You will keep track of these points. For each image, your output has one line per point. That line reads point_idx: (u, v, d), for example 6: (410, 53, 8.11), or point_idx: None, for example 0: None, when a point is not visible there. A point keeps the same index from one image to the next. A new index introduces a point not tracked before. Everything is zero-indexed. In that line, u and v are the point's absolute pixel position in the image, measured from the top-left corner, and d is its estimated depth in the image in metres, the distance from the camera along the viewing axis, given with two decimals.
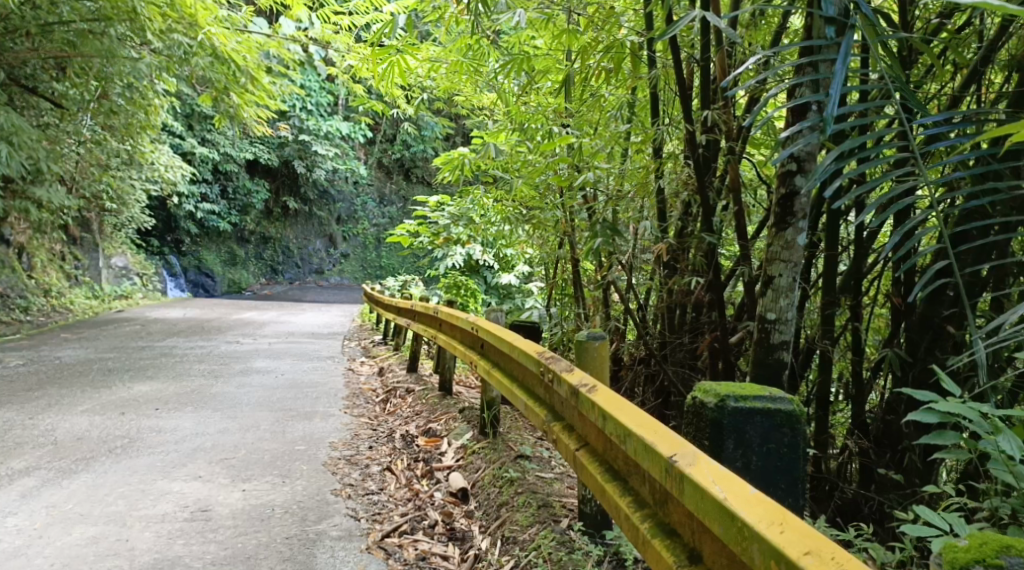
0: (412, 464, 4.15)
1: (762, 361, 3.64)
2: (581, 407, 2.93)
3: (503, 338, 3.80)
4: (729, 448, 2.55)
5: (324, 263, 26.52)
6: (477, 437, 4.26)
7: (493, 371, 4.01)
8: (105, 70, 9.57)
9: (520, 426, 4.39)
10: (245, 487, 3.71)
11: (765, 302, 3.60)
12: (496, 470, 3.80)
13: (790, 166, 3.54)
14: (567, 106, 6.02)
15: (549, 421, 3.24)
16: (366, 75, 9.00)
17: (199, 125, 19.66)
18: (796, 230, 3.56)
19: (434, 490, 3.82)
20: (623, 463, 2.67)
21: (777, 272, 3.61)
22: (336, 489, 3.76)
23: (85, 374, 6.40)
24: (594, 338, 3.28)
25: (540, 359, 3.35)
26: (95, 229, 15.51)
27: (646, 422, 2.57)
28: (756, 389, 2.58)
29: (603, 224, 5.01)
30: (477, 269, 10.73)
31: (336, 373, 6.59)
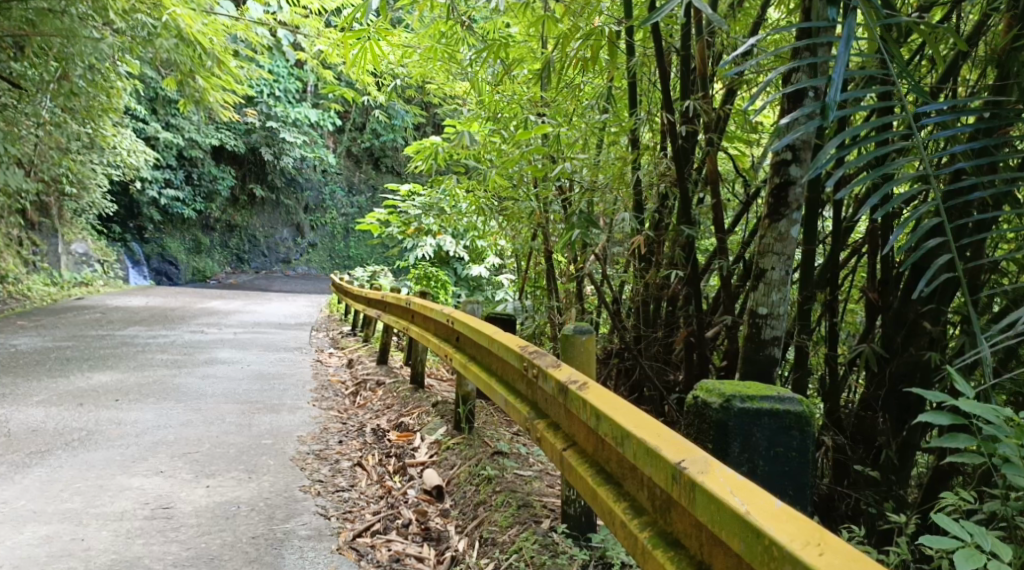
0: (383, 460, 4.04)
1: (752, 358, 3.56)
2: (570, 406, 2.85)
3: (482, 331, 3.71)
4: (735, 451, 2.50)
5: (290, 252, 26.22)
6: (451, 433, 4.16)
7: (469, 364, 3.92)
8: (66, 51, 9.30)
9: (496, 422, 4.31)
10: (209, 483, 3.59)
11: (756, 296, 3.55)
12: (472, 468, 3.72)
13: (785, 155, 3.50)
14: (542, 96, 5.92)
15: (533, 419, 3.15)
16: (336, 61, 8.84)
17: (164, 110, 19.28)
18: (789, 221, 3.51)
19: (408, 488, 3.71)
20: (619, 465, 2.58)
21: (769, 266, 3.56)
22: (305, 486, 3.65)
23: (42, 363, 6.19)
24: (580, 332, 3.20)
25: (523, 354, 3.25)
26: (55, 214, 15.13)
27: (646, 424, 2.48)
28: (763, 390, 2.53)
29: (580, 215, 4.91)
30: (447, 260, 10.62)
31: (304, 364, 6.45)
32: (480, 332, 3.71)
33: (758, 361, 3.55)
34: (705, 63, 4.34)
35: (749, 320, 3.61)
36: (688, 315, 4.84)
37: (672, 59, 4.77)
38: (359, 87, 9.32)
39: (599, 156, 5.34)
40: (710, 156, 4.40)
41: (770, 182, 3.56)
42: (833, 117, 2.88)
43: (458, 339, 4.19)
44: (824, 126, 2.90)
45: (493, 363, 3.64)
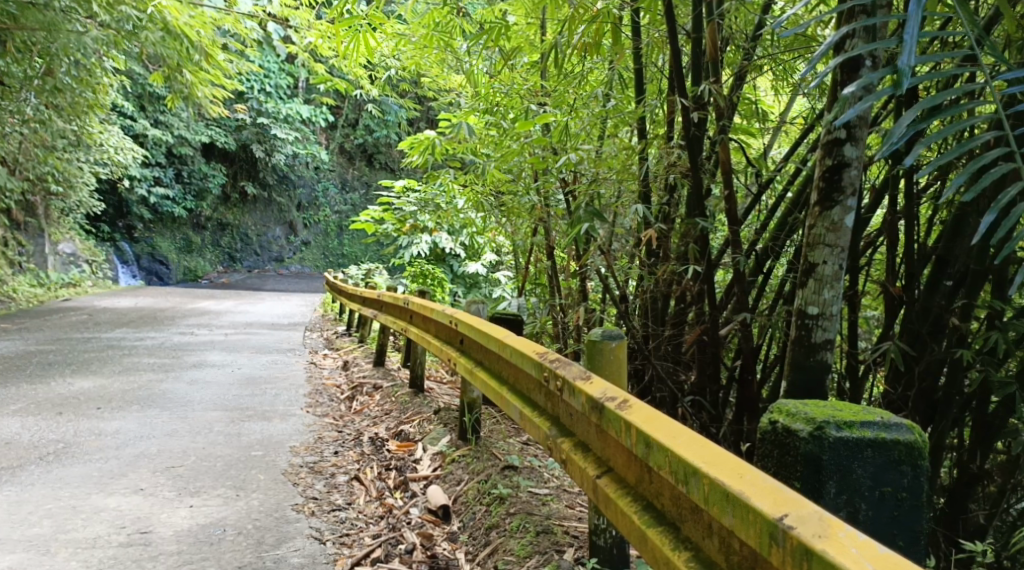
0: (383, 473, 3.80)
1: (801, 365, 3.24)
2: (609, 426, 2.58)
3: (494, 336, 3.44)
4: (832, 493, 2.26)
5: (284, 251, 25.90)
6: (456, 444, 3.92)
7: (476, 371, 3.68)
8: (50, 47, 9.05)
9: (503, 431, 4.08)
10: (193, 503, 3.34)
11: (805, 294, 3.25)
12: (481, 485, 3.49)
13: (838, 133, 3.18)
14: (542, 85, 5.67)
15: (559, 438, 2.89)
16: (327, 53, 8.59)
17: (152, 106, 18.99)
18: (843, 209, 3.19)
19: (411, 507, 3.47)
20: (675, 502, 2.31)
21: (820, 260, 3.24)
22: (297, 504, 3.40)
23: (22, 369, 5.93)
24: (610, 338, 2.93)
25: (546, 363, 2.99)
26: (41, 214, 14.82)
27: (723, 462, 2.20)
28: (861, 415, 2.29)
29: (586, 208, 4.63)
30: (443, 258, 10.35)
31: (297, 367, 6.20)
32: (490, 337, 3.47)
33: (807, 367, 3.23)
34: (715, 48, 4.14)
35: (797, 322, 3.29)
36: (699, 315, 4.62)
37: (683, 42, 4.53)
38: (352, 79, 9.08)
39: (605, 147, 5.08)
40: (723, 144, 4.19)
41: (821, 164, 3.24)
42: (907, 85, 2.56)
43: (462, 342, 3.95)
44: (895, 96, 2.57)
45: (506, 371, 3.40)
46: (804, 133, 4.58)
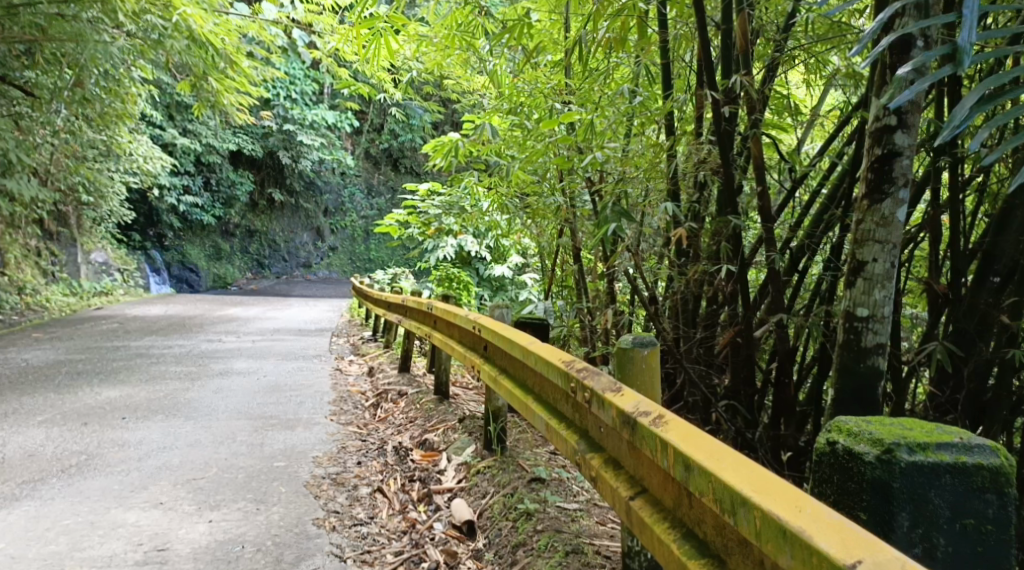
0: (407, 485, 3.72)
1: (851, 369, 3.13)
2: (642, 444, 2.47)
3: (519, 344, 3.33)
4: (904, 526, 2.18)
5: (310, 256, 26.12)
6: (481, 454, 3.83)
7: (500, 379, 3.58)
8: (77, 57, 9.07)
9: (530, 440, 3.98)
10: (212, 518, 3.28)
11: (855, 295, 3.11)
12: (507, 499, 3.38)
13: (888, 120, 3.05)
14: (566, 83, 5.56)
15: (587, 453, 2.79)
16: (351, 57, 8.54)
17: (180, 115, 19.11)
18: (895, 201, 3.06)
19: (434, 522, 3.38)
20: (718, 531, 2.22)
21: (869, 257, 3.10)
22: (318, 519, 3.32)
23: (51, 378, 5.92)
24: (641, 346, 2.81)
25: (574, 374, 2.87)
26: (72, 224, 14.94)
27: (779, 494, 2.10)
28: (937, 436, 2.21)
29: (613, 207, 4.51)
30: (469, 261, 10.24)
31: (323, 374, 6.14)
32: (514, 344, 3.37)
33: (858, 372, 3.11)
34: (747, 40, 4.02)
35: (845, 325, 3.17)
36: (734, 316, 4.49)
37: (713, 34, 4.41)
38: (376, 84, 9.03)
39: (632, 144, 4.96)
40: (755, 138, 4.05)
41: (870, 153, 3.12)
42: (967, 63, 2.51)
43: (486, 348, 3.85)
44: (956, 75, 2.52)
45: (530, 379, 3.30)
46: (838, 127, 4.45)
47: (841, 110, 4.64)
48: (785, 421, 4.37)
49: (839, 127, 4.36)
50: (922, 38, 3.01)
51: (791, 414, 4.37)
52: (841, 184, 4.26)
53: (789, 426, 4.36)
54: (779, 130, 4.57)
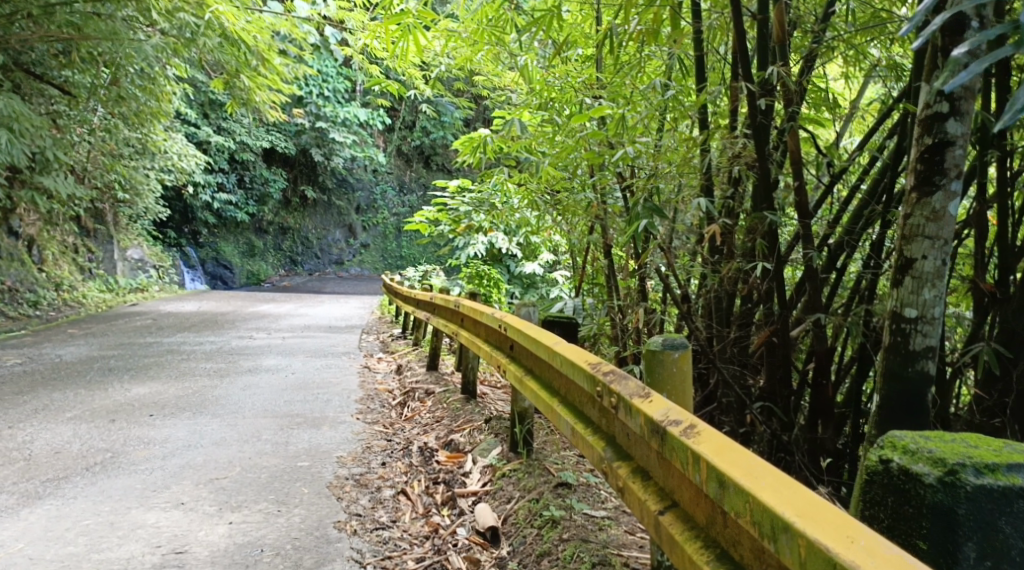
0: (430, 487, 3.65)
1: (900, 375, 2.99)
2: (674, 457, 2.38)
3: (545, 345, 3.25)
4: (970, 558, 2.04)
5: (343, 253, 26.30)
6: (506, 457, 3.75)
7: (525, 380, 3.50)
8: (112, 55, 9.13)
9: (557, 442, 3.91)
10: (232, 519, 3.23)
11: (902, 295, 2.99)
12: (533, 505, 3.30)
13: (940, 107, 2.86)
14: (597, 76, 5.45)
15: (614, 463, 2.70)
16: (381, 54, 8.50)
17: (215, 113, 19.25)
18: (946, 194, 2.91)
19: (457, 527, 3.31)
20: (755, 555, 2.11)
21: (919, 255, 2.97)
22: (339, 522, 3.27)
23: (82, 374, 5.95)
24: (673, 348, 2.71)
25: (601, 378, 2.79)
26: (109, 221, 15.10)
27: (825, 520, 1.99)
28: (1006, 457, 2.08)
29: (645, 202, 4.40)
30: (499, 258, 10.15)
31: (351, 371, 6.10)
32: (539, 345, 3.29)
33: (907, 377, 2.97)
34: (783, 29, 3.90)
35: (893, 326, 3.03)
36: (770, 314, 4.38)
37: (749, 24, 4.30)
38: (407, 81, 8.98)
39: (665, 139, 4.85)
40: (792, 131, 3.95)
41: (919, 143, 2.94)
42: None
43: (511, 348, 3.78)
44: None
45: (555, 381, 3.22)
46: (879, 120, 4.32)
47: (882, 103, 4.50)
48: (824, 425, 4.31)
49: (879, 120, 4.23)
50: (977, 18, 2.85)
51: (830, 418, 4.30)
52: (882, 179, 4.13)
53: (828, 429, 4.30)
54: (816, 123, 4.45)
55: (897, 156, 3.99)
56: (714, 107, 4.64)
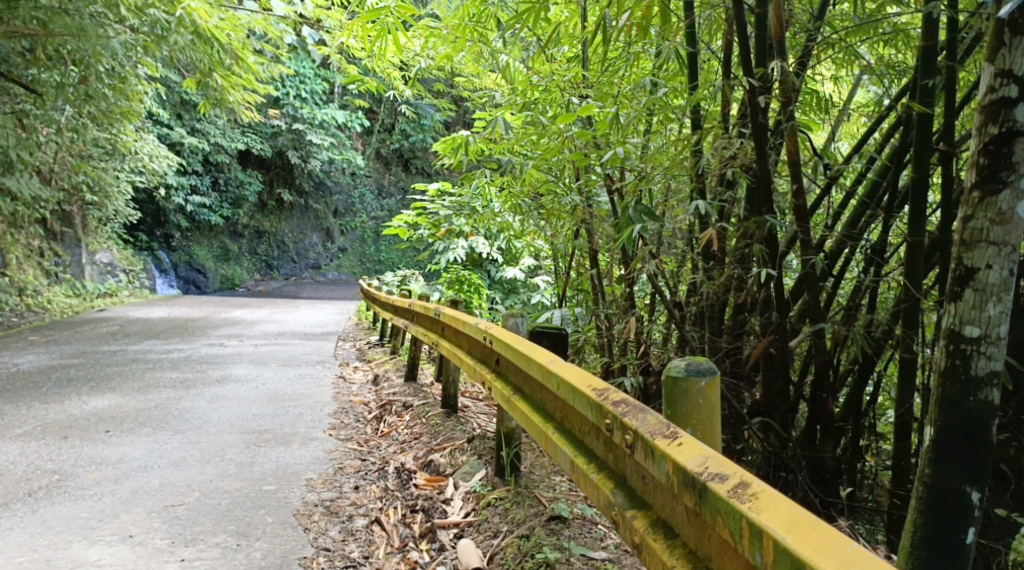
0: (408, 516, 3.40)
1: (959, 406, 2.69)
2: (725, 527, 2.09)
3: (540, 364, 2.99)
4: None
5: (320, 258, 25.89)
6: (493, 483, 3.50)
7: (514, 400, 3.26)
8: (79, 52, 8.80)
9: (547, 465, 3.65)
10: (185, 556, 2.97)
11: (963, 310, 2.69)
12: (522, 542, 3.04)
13: (1008, 91, 2.61)
14: (584, 75, 5.20)
15: (629, 512, 2.44)
16: (359, 53, 8.23)
17: (188, 114, 18.88)
18: (1014, 192, 2.62)
19: (438, 565, 3.05)
20: None
21: (981, 263, 2.67)
22: (305, 558, 3.01)
23: (38, 385, 5.64)
24: (699, 375, 2.44)
25: (613, 412, 2.52)
26: (77, 223, 14.70)
27: None
28: None
29: (637, 206, 4.16)
30: (479, 263, 9.87)
31: (325, 381, 5.84)
32: (534, 364, 3.04)
33: (968, 409, 2.68)
34: (781, 23, 3.68)
35: (949, 346, 2.74)
36: (766, 323, 4.09)
37: (748, 18, 4.08)
38: (386, 80, 8.71)
39: (654, 140, 4.63)
40: (790, 131, 3.73)
41: (981, 133, 2.68)
42: None
43: (498, 362, 3.54)
44: None
45: (552, 405, 2.97)
46: (874, 123, 4.14)
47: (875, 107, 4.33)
48: (822, 442, 4.05)
49: (874, 122, 4.04)
50: None
51: (829, 434, 4.04)
52: (882, 184, 3.93)
53: (826, 447, 4.05)
54: (806, 126, 4.26)
55: (898, 159, 3.80)
56: (707, 106, 4.43)
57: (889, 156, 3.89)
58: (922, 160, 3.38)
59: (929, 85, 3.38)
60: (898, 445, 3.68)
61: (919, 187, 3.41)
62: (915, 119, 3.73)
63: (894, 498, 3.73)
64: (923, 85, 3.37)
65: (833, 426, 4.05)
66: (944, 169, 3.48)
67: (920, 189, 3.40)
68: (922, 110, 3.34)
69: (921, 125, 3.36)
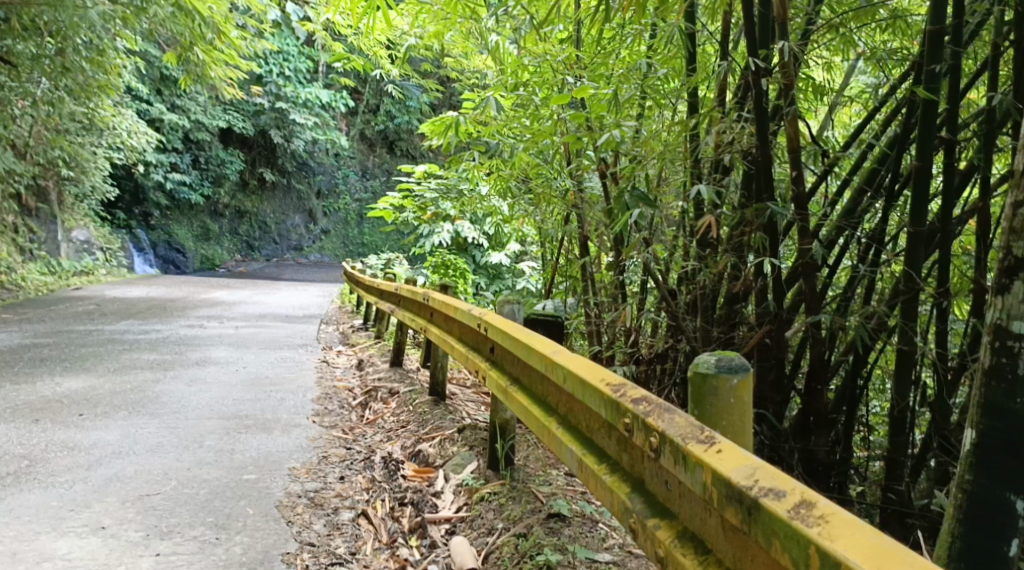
0: (396, 510, 3.29)
1: (1005, 408, 2.36)
2: (791, 552, 1.90)
3: (541, 354, 2.90)
4: None
5: (303, 239, 25.66)
6: (485, 475, 3.40)
7: (511, 391, 3.17)
8: (56, 22, 8.57)
9: (542, 458, 3.56)
10: (160, 550, 2.84)
11: (1009, 303, 2.38)
12: (519, 541, 2.93)
13: None
14: (578, 55, 5.07)
15: (655, 521, 2.29)
16: (346, 30, 8.06)
17: (169, 90, 18.56)
18: None
19: (430, 563, 2.94)
20: None
21: None
22: (288, 553, 2.90)
23: (10, 365, 5.47)
24: (731, 374, 2.28)
25: (634, 412, 2.37)
26: (53, 200, 14.42)
27: None
28: None
29: (634, 191, 4.03)
30: (465, 247, 9.73)
31: (307, 365, 5.71)
32: (535, 354, 2.94)
33: (1013, 411, 2.35)
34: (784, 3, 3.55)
35: (993, 343, 2.42)
36: (763, 313, 4.00)
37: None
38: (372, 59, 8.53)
39: (649, 124, 4.51)
40: (792, 117, 3.63)
41: None
42: None
43: (491, 350, 3.45)
44: None
45: (553, 397, 2.89)
46: (872, 111, 4.02)
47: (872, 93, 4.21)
48: (817, 435, 3.96)
49: (872, 110, 3.94)
50: None
51: (824, 428, 3.96)
52: (881, 171, 3.81)
53: (821, 440, 3.96)
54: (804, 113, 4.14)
55: (899, 146, 3.68)
56: (709, 90, 4.31)
57: (888, 144, 3.77)
58: (927, 147, 3.27)
59: (936, 70, 3.26)
60: (893, 438, 3.60)
61: (923, 175, 3.30)
62: (917, 104, 3.62)
63: (889, 492, 3.62)
64: (929, 71, 3.25)
65: (828, 420, 3.97)
66: (947, 157, 3.38)
67: (923, 178, 3.30)
68: (928, 96, 3.23)
69: (926, 111, 3.25)
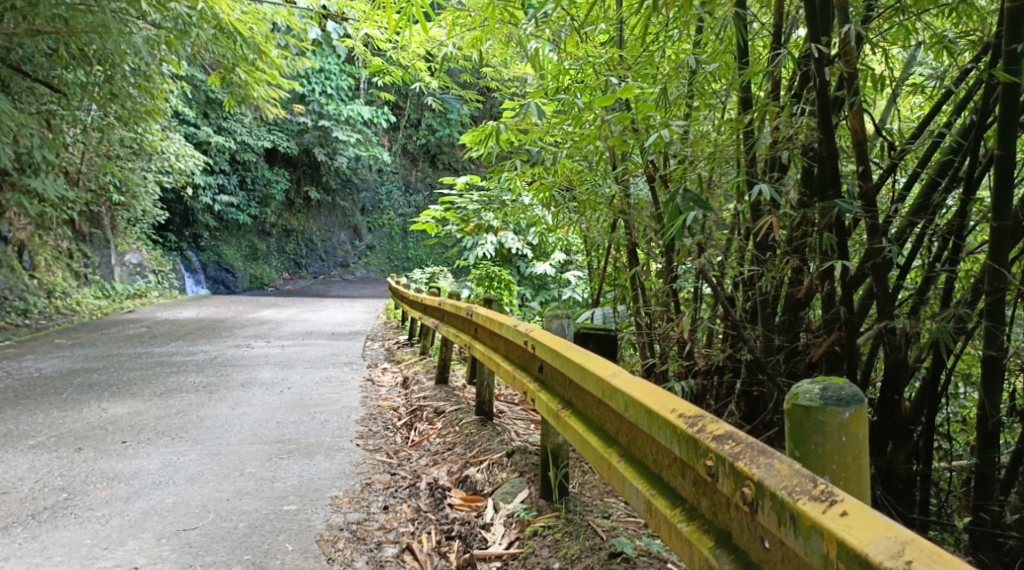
0: (443, 544, 3.12)
1: None
2: None
3: (600, 377, 2.72)
4: None
5: (348, 255, 25.77)
6: (537, 505, 3.22)
7: (563, 416, 2.99)
8: (102, 50, 8.62)
9: (599, 486, 3.37)
10: None
11: None
12: None
13: None
14: (621, 56, 4.85)
15: None
16: (385, 45, 7.98)
17: (215, 112, 18.77)
18: None
19: None
20: None
21: None
22: None
23: (58, 391, 5.44)
24: (839, 410, 2.12)
25: (723, 456, 2.20)
26: (105, 224, 14.61)
27: None
28: None
29: (686, 194, 3.77)
30: (509, 259, 9.58)
31: (352, 384, 5.59)
32: (592, 376, 2.76)
33: None
34: None
35: None
36: (827, 322, 3.76)
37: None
38: (411, 71, 8.44)
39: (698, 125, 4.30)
40: (856, 109, 3.40)
41: None
42: None
43: (541, 370, 3.28)
44: None
45: (614, 425, 2.71)
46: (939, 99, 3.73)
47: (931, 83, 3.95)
48: (894, 448, 3.67)
49: (940, 98, 3.66)
50: None
51: (902, 440, 3.66)
52: (957, 162, 3.54)
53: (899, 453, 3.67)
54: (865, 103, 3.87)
55: (978, 133, 3.41)
56: (762, 86, 4.08)
57: (963, 131, 3.51)
58: (1008, 135, 3.02)
59: (1018, 49, 3.00)
60: (983, 452, 3.36)
61: (1005, 165, 3.06)
62: (997, 86, 3.35)
63: (980, 511, 3.38)
64: (1010, 51, 2.99)
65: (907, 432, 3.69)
66: None
67: (1005, 168, 3.05)
68: (1008, 79, 2.97)
69: (1007, 96, 3.00)
